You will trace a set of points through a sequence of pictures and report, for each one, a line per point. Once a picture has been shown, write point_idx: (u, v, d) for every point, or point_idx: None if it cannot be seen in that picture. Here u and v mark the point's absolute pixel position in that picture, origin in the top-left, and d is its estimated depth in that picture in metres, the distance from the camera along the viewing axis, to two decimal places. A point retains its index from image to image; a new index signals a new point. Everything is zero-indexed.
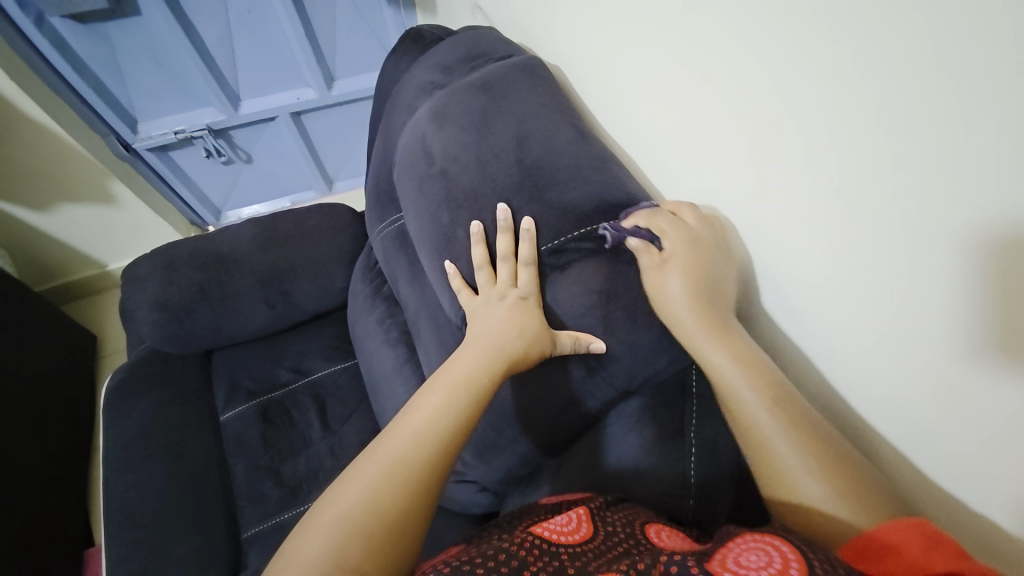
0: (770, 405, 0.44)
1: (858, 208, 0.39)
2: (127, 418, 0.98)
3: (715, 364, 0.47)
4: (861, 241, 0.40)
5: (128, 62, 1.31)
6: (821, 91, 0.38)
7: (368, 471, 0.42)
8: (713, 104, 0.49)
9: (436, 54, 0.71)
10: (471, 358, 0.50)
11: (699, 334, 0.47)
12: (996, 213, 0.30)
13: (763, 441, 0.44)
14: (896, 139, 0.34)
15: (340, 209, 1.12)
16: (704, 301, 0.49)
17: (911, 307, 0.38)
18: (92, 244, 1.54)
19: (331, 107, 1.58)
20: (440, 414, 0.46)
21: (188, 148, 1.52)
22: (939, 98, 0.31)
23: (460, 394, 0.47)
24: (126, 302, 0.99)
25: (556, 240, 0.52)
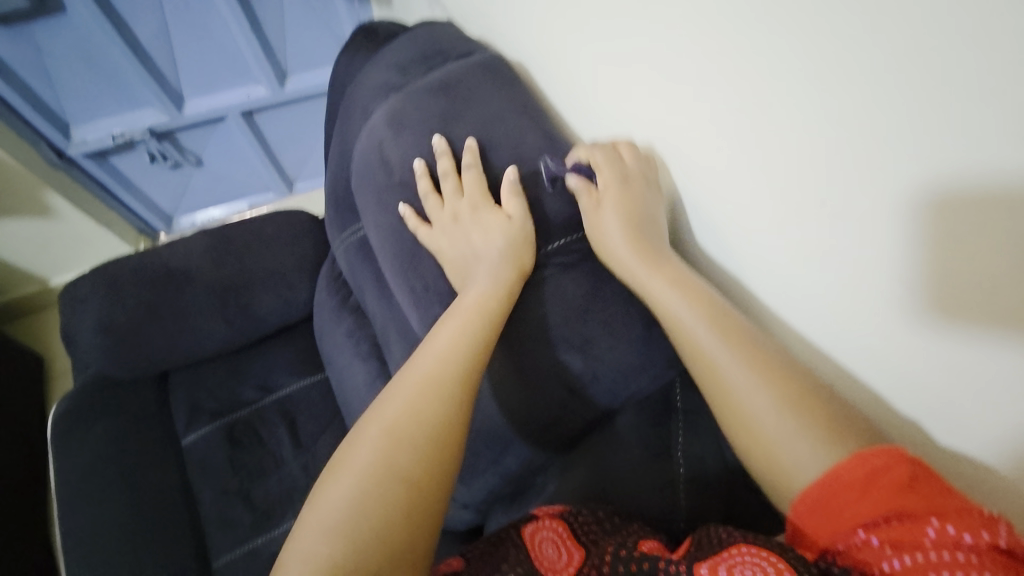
0: (708, 323, 0.45)
1: (796, 173, 0.40)
2: (78, 450, 0.92)
3: (654, 292, 0.47)
4: (799, 206, 0.41)
5: (57, 63, 1.20)
6: (763, 68, 0.38)
7: (359, 463, 0.37)
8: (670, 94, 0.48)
9: (391, 53, 0.67)
10: (449, 335, 0.43)
11: (643, 272, 0.47)
12: (924, 170, 0.31)
13: (701, 354, 0.45)
14: (836, 108, 0.34)
15: (299, 214, 1.06)
16: (639, 233, 0.49)
17: (862, 271, 0.39)
18: (29, 260, 1.42)
19: (284, 104, 1.49)
20: (419, 403, 0.39)
21: (130, 152, 1.41)
22: (877, 68, 0.31)
23: (449, 373, 0.41)
24: (66, 327, 0.91)
25: (552, 246, 0.52)
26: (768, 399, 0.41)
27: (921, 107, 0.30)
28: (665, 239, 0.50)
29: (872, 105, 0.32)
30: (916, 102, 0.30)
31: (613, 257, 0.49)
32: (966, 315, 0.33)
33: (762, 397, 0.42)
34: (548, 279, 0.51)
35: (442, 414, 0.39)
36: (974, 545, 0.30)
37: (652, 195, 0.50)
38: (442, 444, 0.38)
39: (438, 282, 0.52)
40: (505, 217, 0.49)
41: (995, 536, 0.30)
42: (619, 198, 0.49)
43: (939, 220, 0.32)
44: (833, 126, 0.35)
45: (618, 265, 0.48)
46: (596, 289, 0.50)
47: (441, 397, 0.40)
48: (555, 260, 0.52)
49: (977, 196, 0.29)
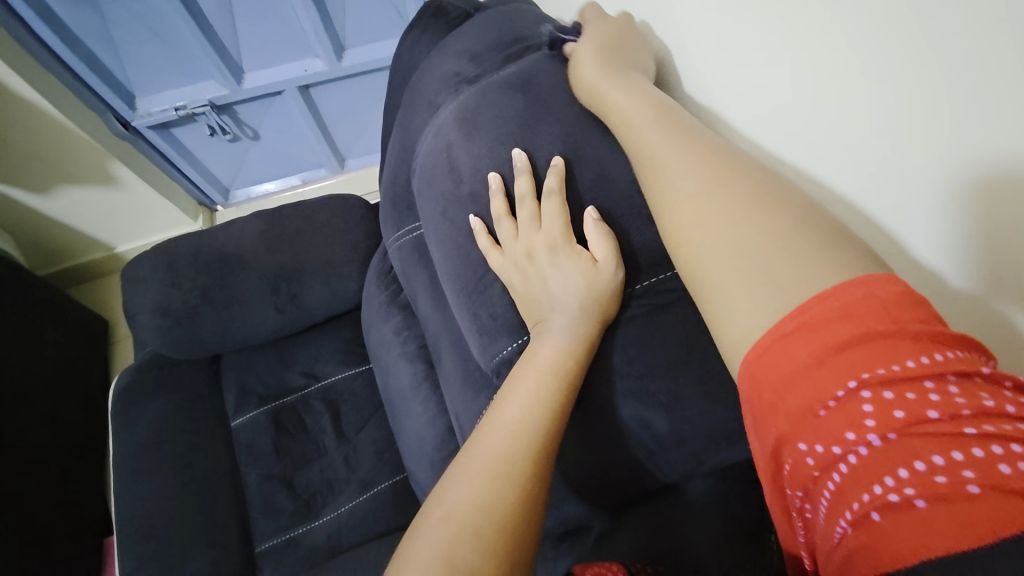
0: (657, 121, 0.41)
1: (850, 138, 0.38)
2: (136, 425, 0.94)
3: (610, 93, 0.44)
4: (846, 173, 0.40)
5: (121, 32, 1.20)
6: (848, 46, 0.36)
7: (422, 557, 0.31)
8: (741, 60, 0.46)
9: (462, 37, 0.60)
10: (521, 401, 0.37)
11: (602, 80, 0.45)
12: (982, 151, 0.30)
13: (652, 160, 0.40)
14: (917, 88, 0.33)
15: (353, 201, 1.03)
16: (610, 58, 0.46)
17: (895, 198, 0.37)
18: (98, 226, 1.47)
19: (341, 79, 1.45)
20: (485, 487, 0.33)
21: (191, 125, 1.42)
22: (971, 57, 0.29)
23: (519, 448, 0.35)
24: (127, 305, 0.92)
25: (642, 284, 0.42)
26: (709, 196, 0.36)
27: (941, 90, 0.31)
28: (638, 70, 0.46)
29: (954, 87, 0.31)
30: (1005, 76, 0.28)
31: (581, 83, 0.47)
32: (1003, 294, 0.33)
33: (699, 194, 0.37)
34: (632, 322, 0.41)
35: (514, 500, 0.33)
36: (874, 438, 0.27)
37: (636, 43, 0.49)
38: (516, 539, 0.32)
39: (506, 318, 0.46)
40: (588, 258, 0.41)
41: (885, 403, 0.27)
42: (596, 36, 0.48)
43: (987, 197, 0.31)
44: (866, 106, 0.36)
45: (585, 87, 0.46)
46: (696, 339, 0.40)
47: (508, 478, 0.34)
48: (641, 300, 0.42)
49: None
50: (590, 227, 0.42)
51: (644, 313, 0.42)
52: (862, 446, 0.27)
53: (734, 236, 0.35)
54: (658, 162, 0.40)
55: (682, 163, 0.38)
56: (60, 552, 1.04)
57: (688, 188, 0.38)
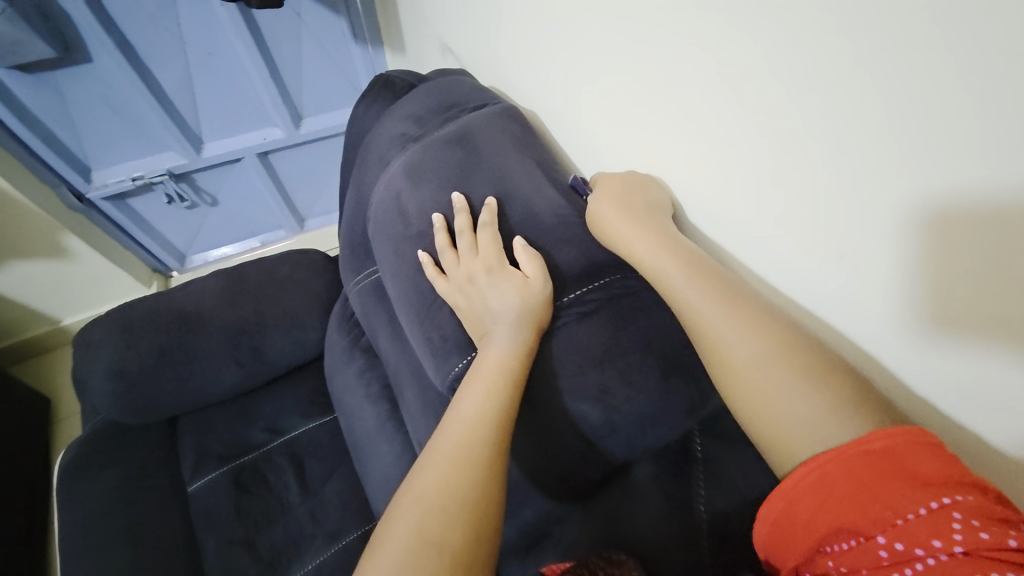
0: (694, 284, 0.44)
1: (812, 208, 0.39)
2: (83, 499, 0.89)
3: (636, 247, 0.48)
4: (821, 247, 0.40)
5: (80, 110, 1.24)
6: (767, 111, 0.39)
7: (395, 539, 0.34)
8: (681, 147, 0.50)
9: (409, 103, 0.69)
10: (475, 398, 0.42)
11: (623, 228, 0.48)
12: (929, 187, 0.31)
13: (694, 314, 0.44)
14: (844, 137, 0.34)
15: (313, 254, 1.08)
16: (631, 206, 0.50)
17: (863, 243, 0.37)
18: (42, 300, 1.43)
19: (299, 145, 1.54)
20: (449, 472, 0.37)
21: (148, 194, 1.45)
22: (877, 94, 0.31)
23: (479, 436, 0.39)
24: (79, 372, 0.91)
25: (566, 298, 0.49)
26: (756, 359, 0.40)
27: (896, 118, 0.31)
28: (659, 215, 0.50)
29: (870, 125, 0.32)
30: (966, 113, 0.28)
31: (606, 235, 0.50)
32: (970, 336, 0.33)
33: (758, 359, 0.40)
34: (563, 329, 0.48)
35: (475, 484, 0.37)
36: (944, 553, 0.29)
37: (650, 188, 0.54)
38: (479, 514, 0.35)
39: (457, 337, 0.51)
40: (519, 276, 0.48)
41: (970, 528, 0.29)
42: (607, 188, 0.53)
43: (947, 232, 0.31)
44: (819, 131, 0.36)
45: (612, 236, 0.49)
46: (617, 337, 0.47)
47: (470, 464, 0.38)
48: (570, 310, 0.48)
49: (994, 218, 0.28)
50: (521, 253, 0.49)
51: (570, 322, 0.48)
52: (930, 556, 0.30)
53: (792, 399, 0.39)
54: (707, 323, 0.43)
55: (731, 325, 0.42)
56: None
57: (737, 346, 0.41)
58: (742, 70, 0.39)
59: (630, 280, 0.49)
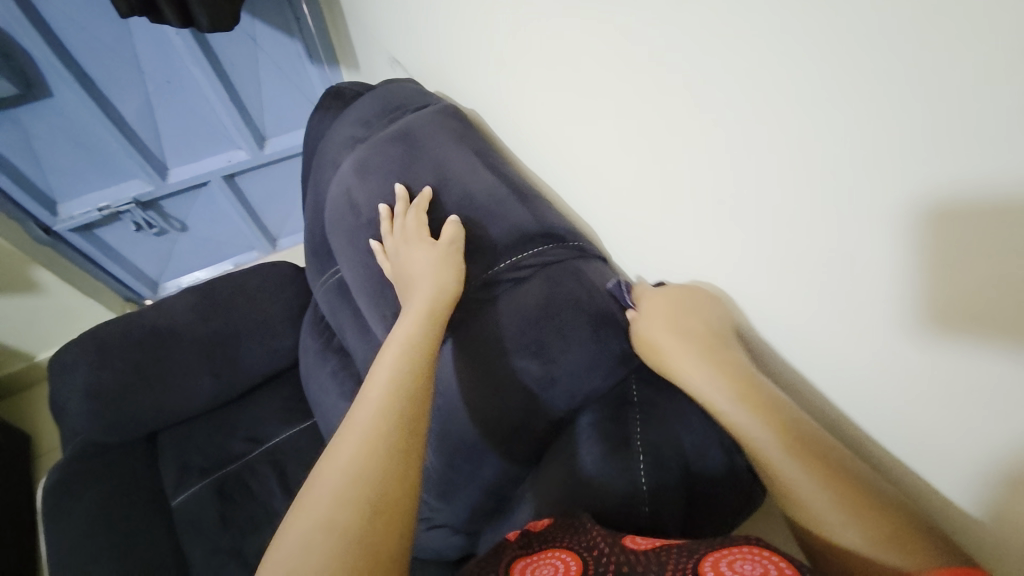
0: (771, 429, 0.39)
1: (818, 235, 0.36)
2: (66, 519, 0.90)
3: (700, 385, 0.44)
4: (841, 282, 0.36)
5: (43, 144, 1.26)
6: (731, 115, 0.37)
7: (343, 451, 0.39)
8: (645, 161, 0.49)
9: (357, 110, 0.75)
10: (404, 340, 0.48)
11: (681, 355, 0.45)
12: (921, 176, 0.28)
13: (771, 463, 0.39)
14: (818, 138, 0.32)
15: (282, 265, 1.11)
16: (686, 330, 0.46)
17: (857, 240, 0.33)
18: (14, 335, 1.44)
19: (265, 166, 1.57)
20: (384, 392, 0.43)
21: (116, 224, 1.46)
22: (840, 73, 0.29)
23: (411, 366, 0.45)
24: (55, 395, 0.92)
25: (500, 266, 0.55)
26: (844, 520, 0.36)
27: (871, 92, 0.28)
28: (723, 337, 0.46)
29: (840, 98, 0.30)
30: (954, 92, 0.25)
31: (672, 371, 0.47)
32: (969, 325, 0.30)
33: (855, 530, 0.35)
34: (502, 295, 0.55)
35: (404, 407, 0.42)
36: None
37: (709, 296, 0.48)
38: (405, 415, 0.41)
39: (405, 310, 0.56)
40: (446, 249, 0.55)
41: None
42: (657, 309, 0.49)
43: (948, 230, 0.28)
44: (787, 104, 0.33)
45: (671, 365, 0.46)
46: (549, 298, 0.52)
47: (401, 386, 0.43)
48: (506, 277, 0.55)
49: (999, 210, 0.25)
50: (449, 228, 0.56)
51: (503, 289, 0.55)
52: None
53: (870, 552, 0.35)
54: (790, 482, 0.38)
55: (804, 472, 0.37)
56: None
57: (822, 503, 0.36)
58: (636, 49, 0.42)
59: (561, 246, 0.55)
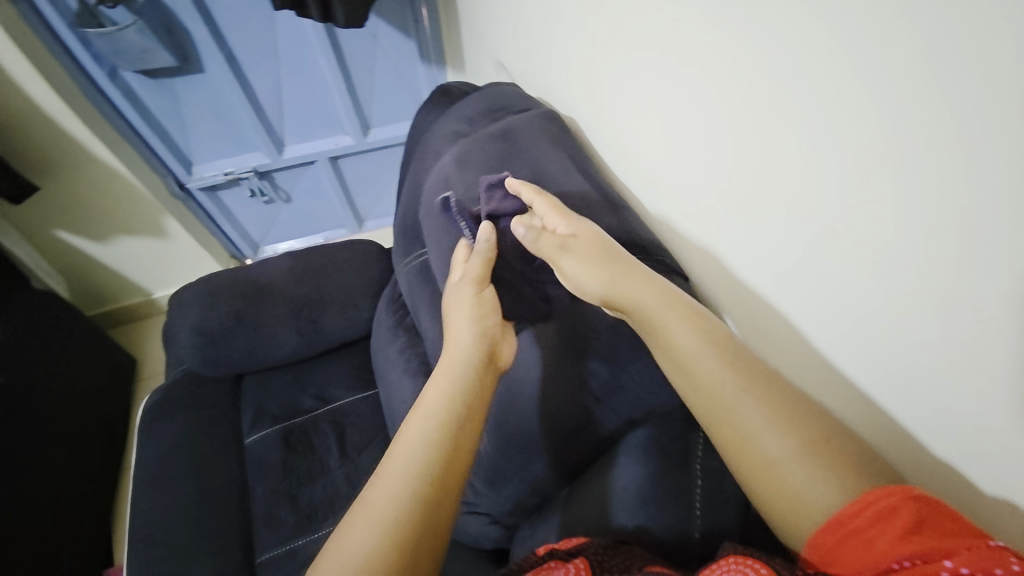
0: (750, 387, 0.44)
1: (897, 311, 0.38)
2: (161, 436, 1.02)
3: (617, 289, 0.51)
4: (914, 356, 0.38)
5: (189, 111, 1.45)
6: (863, 147, 0.36)
7: (390, 478, 0.45)
8: (752, 185, 0.48)
9: (463, 107, 0.80)
10: (449, 370, 0.52)
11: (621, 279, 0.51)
12: None
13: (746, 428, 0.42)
14: (957, 179, 0.30)
15: (369, 244, 1.20)
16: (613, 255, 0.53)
17: (987, 293, 0.31)
18: (138, 273, 1.65)
19: (366, 153, 1.71)
20: (428, 428, 0.47)
21: (235, 188, 1.65)
22: (995, 115, 0.28)
23: (454, 401, 0.49)
24: (170, 327, 1.06)
25: None
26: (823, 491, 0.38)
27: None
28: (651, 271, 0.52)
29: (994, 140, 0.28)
30: None
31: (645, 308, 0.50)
32: None
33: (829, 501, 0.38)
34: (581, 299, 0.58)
35: (441, 444, 0.46)
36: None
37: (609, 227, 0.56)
38: (443, 454, 0.46)
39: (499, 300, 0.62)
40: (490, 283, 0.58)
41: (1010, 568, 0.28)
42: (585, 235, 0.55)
43: None
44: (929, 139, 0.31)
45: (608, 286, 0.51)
46: None
47: (443, 421, 0.48)
48: None
49: None
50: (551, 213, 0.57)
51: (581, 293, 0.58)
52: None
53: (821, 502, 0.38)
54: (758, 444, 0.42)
55: (750, 402, 0.43)
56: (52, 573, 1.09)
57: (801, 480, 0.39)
58: (742, 102, 0.46)
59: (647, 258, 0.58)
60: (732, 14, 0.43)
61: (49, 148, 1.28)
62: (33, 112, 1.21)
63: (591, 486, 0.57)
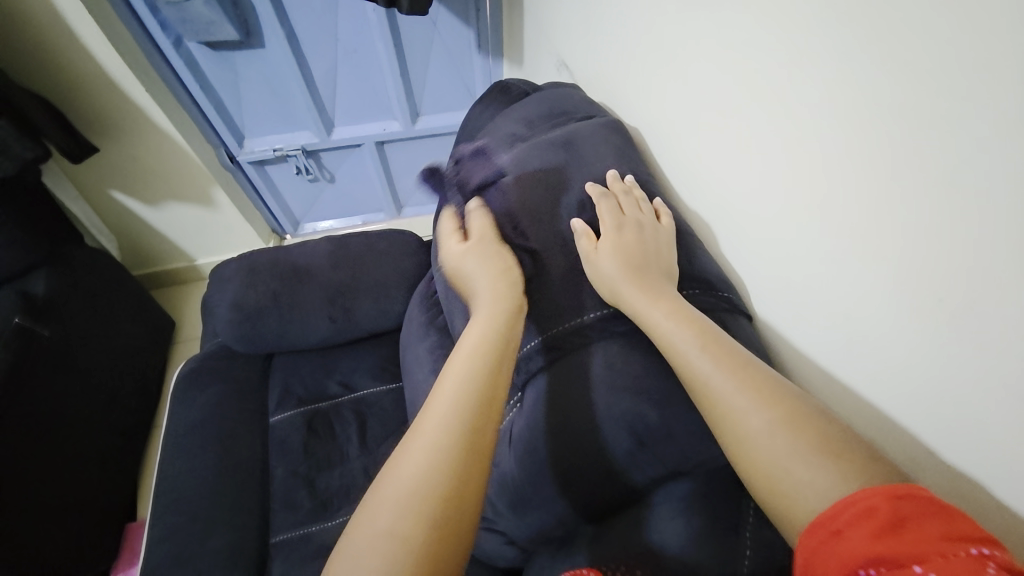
0: (789, 430, 0.40)
1: (928, 324, 0.40)
2: (191, 405, 1.04)
3: (637, 308, 0.52)
4: (939, 371, 0.40)
5: (246, 85, 1.47)
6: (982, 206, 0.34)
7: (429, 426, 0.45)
8: (849, 233, 0.45)
9: (522, 108, 0.76)
10: (481, 325, 0.52)
11: (635, 295, 0.52)
12: None
13: (741, 435, 0.42)
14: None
15: (408, 235, 1.19)
16: (638, 269, 0.54)
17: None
18: (184, 238, 1.70)
19: (412, 140, 1.70)
20: (465, 378, 0.48)
21: (282, 164, 1.67)
22: None
23: (487, 353, 0.50)
24: (209, 299, 1.08)
25: None
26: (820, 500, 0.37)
27: None
28: (669, 287, 0.54)
29: None
30: None
31: (669, 343, 0.49)
32: None
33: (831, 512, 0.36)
34: (633, 334, 0.55)
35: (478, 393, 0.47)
36: None
37: (649, 243, 0.57)
38: (481, 402, 0.46)
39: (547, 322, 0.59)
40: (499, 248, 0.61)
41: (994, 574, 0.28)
42: (614, 247, 0.56)
43: None
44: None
45: (624, 302, 0.53)
46: None
47: (479, 371, 0.48)
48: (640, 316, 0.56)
49: None
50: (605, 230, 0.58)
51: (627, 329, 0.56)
52: None
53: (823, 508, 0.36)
54: (758, 450, 0.41)
55: (761, 418, 0.41)
56: (76, 522, 1.14)
57: (806, 490, 0.38)
58: (853, 146, 0.43)
59: (709, 294, 0.57)
60: (863, 48, 0.40)
61: (112, 111, 1.32)
62: (99, 75, 1.24)
63: (623, 531, 0.53)
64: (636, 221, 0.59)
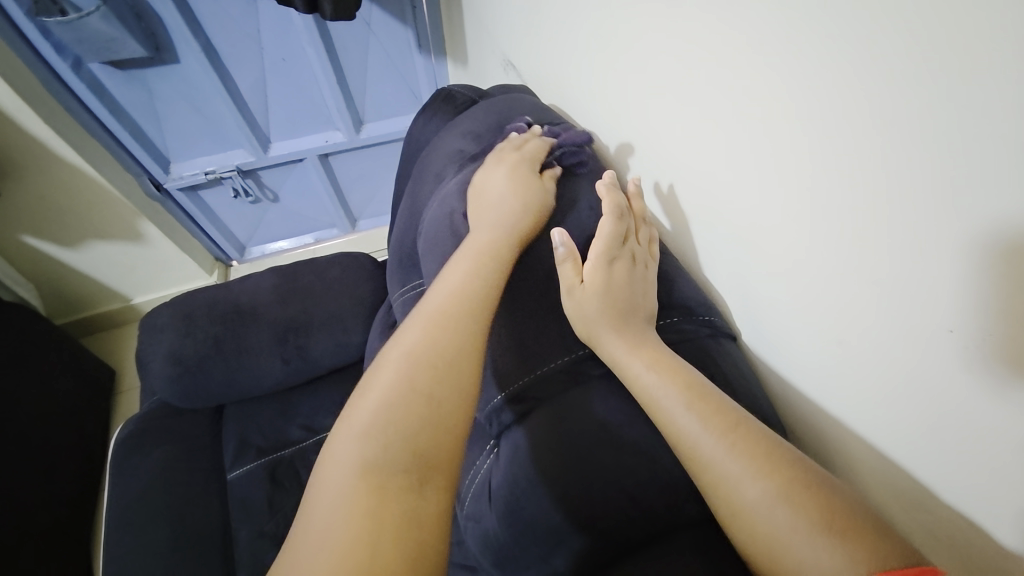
0: (789, 502, 0.36)
1: (917, 352, 0.36)
2: (134, 474, 0.94)
3: (622, 360, 0.47)
4: (909, 407, 0.39)
5: (164, 104, 1.32)
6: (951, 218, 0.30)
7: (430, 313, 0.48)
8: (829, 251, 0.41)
9: (468, 119, 0.70)
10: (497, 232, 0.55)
11: (617, 344, 0.47)
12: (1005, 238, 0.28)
13: (737, 507, 0.38)
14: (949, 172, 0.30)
15: (360, 258, 1.11)
16: (621, 313, 0.49)
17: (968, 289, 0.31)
18: (114, 278, 1.54)
19: (357, 150, 1.59)
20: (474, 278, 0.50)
21: (218, 188, 1.54)
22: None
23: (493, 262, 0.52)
24: (142, 353, 0.96)
25: None
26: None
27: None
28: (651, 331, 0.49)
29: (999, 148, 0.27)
30: None
31: (651, 397, 0.44)
32: None
33: None
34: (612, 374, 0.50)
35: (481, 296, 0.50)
36: None
37: (636, 282, 0.51)
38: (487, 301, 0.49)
39: (516, 367, 0.53)
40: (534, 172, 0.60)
41: None
42: (601, 285, 0.50)
43: None
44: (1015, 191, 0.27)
45: (608, 355, 0.48)
46: None
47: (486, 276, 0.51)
48: None
49: None
50: (566, 263, 0.52)
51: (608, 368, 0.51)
52: None
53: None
54: (759, 522, 0.37)
55: (760, 486, 0.38)
56: None
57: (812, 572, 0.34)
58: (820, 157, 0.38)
59: (690, 320, 0.53)
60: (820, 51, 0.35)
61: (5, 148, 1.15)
62: None
63: None
64: (628, 255, 0.52)
